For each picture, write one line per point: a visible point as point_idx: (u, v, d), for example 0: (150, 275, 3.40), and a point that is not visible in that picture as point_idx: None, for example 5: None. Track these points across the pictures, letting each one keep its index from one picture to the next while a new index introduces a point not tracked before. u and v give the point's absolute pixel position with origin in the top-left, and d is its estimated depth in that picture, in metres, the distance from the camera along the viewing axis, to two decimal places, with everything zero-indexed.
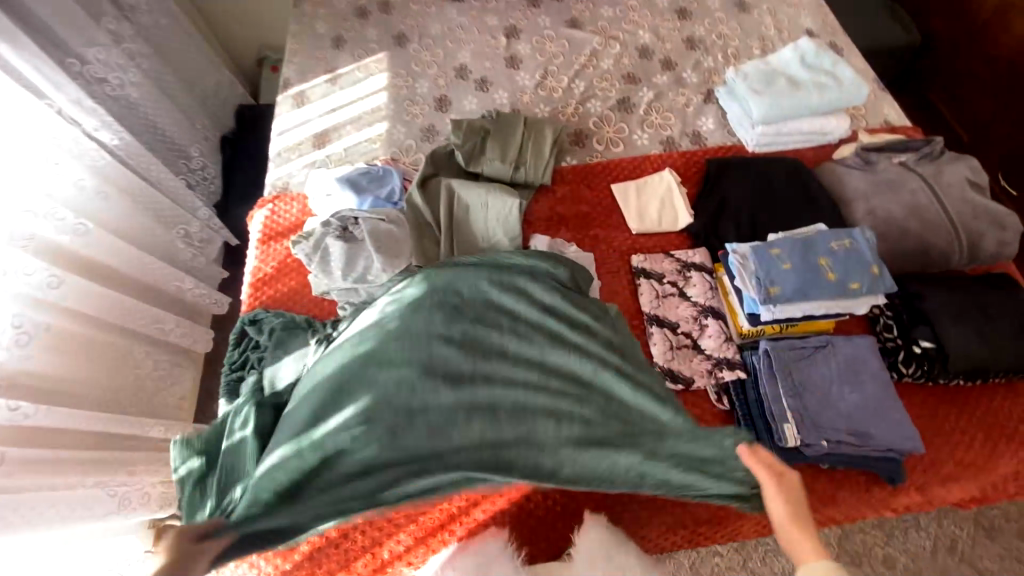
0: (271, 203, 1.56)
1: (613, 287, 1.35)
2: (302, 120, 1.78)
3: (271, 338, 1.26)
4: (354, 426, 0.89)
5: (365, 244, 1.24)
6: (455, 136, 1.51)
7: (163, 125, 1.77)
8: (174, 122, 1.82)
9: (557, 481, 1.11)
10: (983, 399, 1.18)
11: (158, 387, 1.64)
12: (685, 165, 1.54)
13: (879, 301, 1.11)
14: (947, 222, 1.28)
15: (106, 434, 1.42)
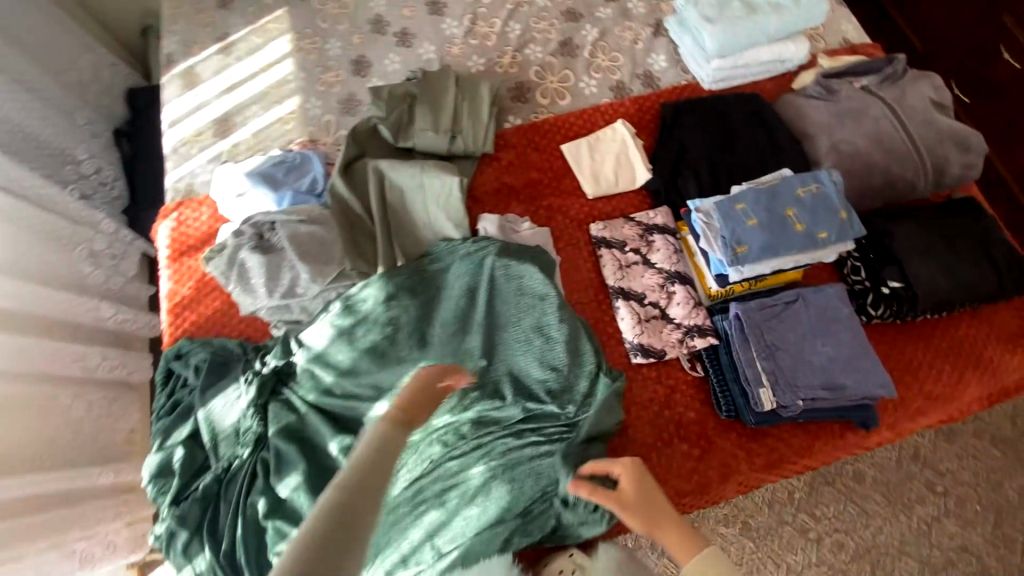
0: (175, 212, 1.34)
1: (573, 262, 1.25)
2: (196, 104, 1.51)
3: (198, 377, 1.12)
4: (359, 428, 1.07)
5: (285, 252, 1.08)
6: (375, 107, 1.29)
7: (33, 128, 1.47)
8: (45, 122, 1.51)
9: (535, 478, 1.07)
10: (949, 329, 1.18)
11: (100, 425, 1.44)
12: (639, 113, 1.39)
13: (849, 248, 1.05)
14: (910, 149, 1.22)
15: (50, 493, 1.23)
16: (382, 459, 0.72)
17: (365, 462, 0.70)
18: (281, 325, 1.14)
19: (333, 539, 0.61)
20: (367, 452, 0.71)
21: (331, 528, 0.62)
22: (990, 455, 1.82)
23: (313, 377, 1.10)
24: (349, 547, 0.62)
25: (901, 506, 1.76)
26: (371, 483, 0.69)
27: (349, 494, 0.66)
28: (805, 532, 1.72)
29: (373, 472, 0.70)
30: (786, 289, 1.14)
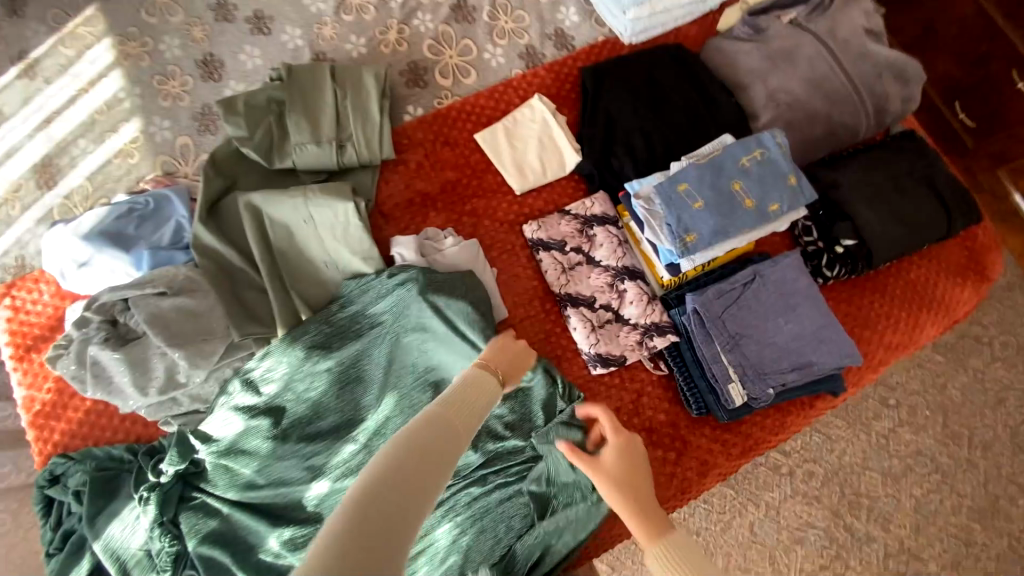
0: (6, 296, 1.06)
1: (509, 273, 1.10)
2: (4, 149, 1.17)
3: (83, 504, 0.91)
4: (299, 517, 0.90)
5: (149, 338, 0.87)
6: (232, 125, 1.02)
7: None
8: None
9: (506, 522, 0.95)
10: (901, 273, 1.15)
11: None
12: (556, 83, 1.20)
13: (800, 215, 0.96)
14: (849, 89, 1.12)
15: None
16: (470, 398, 0.73)
17: (457, 394, 0.72)
18: (172, 422, 0.94)
19: (425, 449, 0.62)
20: (461, 392, 0.73)
21: (423, 444, 0.62)
22: (935, 361, 1.77)
23: (228, 472, 0.90)
24: (435, 460, 0.62)
25: (859, 424, 1.71)
26: (460, 416, 0.69)
27: (437, 422, 0.66)
28: (777, 469, 1.67)
29: (463, 409, 0.70)
30: (740, 265, 1.05)
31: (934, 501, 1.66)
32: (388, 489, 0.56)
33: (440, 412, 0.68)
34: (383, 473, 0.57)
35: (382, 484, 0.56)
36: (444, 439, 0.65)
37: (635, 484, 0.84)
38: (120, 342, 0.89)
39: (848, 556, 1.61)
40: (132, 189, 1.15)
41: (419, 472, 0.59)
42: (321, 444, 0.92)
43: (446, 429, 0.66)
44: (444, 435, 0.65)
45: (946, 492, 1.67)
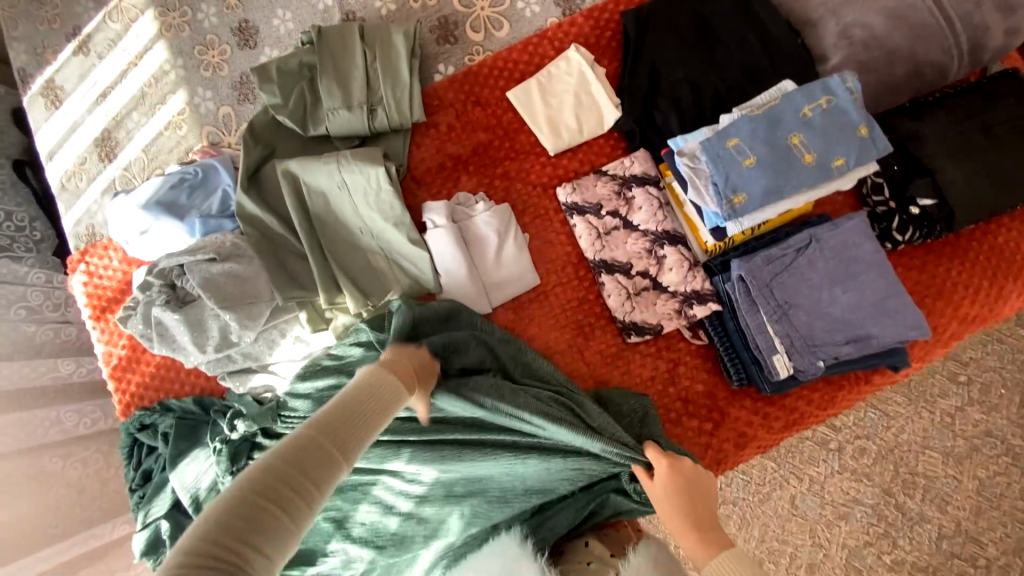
0: (82, 263, 1.16)
1: (543, 238, 1.07)
2: (70, 125, 1.25)
3: (168, 446, 1.01)
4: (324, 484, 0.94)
5: (203, 300, 0.93)
6: (267, 92, 1.03)
7: None
8: None
9: None
10: (987, 237, 1.01)
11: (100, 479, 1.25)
12: (595, 31, 1.11)
13: (870, 171, 0.85)
14: (941, 21, 0.96)
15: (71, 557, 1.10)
16: (372, 404, 0.64)
17: (355, 402, 0.63)
18: (228, 377, 1.00)
19: (313, 462, 0.54)
20: (364, 397, 0.64)
21: (310, 456, 0.54)
22: (1018, 336, 1.59)
23: (285, 415, 0.97)
24: (320, 473, 0.54)
25: (921, 401, 1.58)
26: (357, 423, 0.61)
27: (331, 434, 0.57)
28: (825, 444, 1.60)
29: (363, 416, 0.62)
30: (794, 228, 0.97)
31: (1001, 485, 1.54)
32: (254, 514, 0.48)
33: (333, 421, 0.59)
34: (253, 493, 0.49)
35: (248, 508, 0.48)
36: (327, 447, 0.56)
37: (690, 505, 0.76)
38: (179, 303, 0.95)
39: (897, 535, 1.54)
40: (182, 160, 1.20)
41: (297, 492, 0.52)
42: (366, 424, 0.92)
43: (332, 437, 0.57)
44: (327, 443, 0.56)
45: (1016, 476, 1.54)
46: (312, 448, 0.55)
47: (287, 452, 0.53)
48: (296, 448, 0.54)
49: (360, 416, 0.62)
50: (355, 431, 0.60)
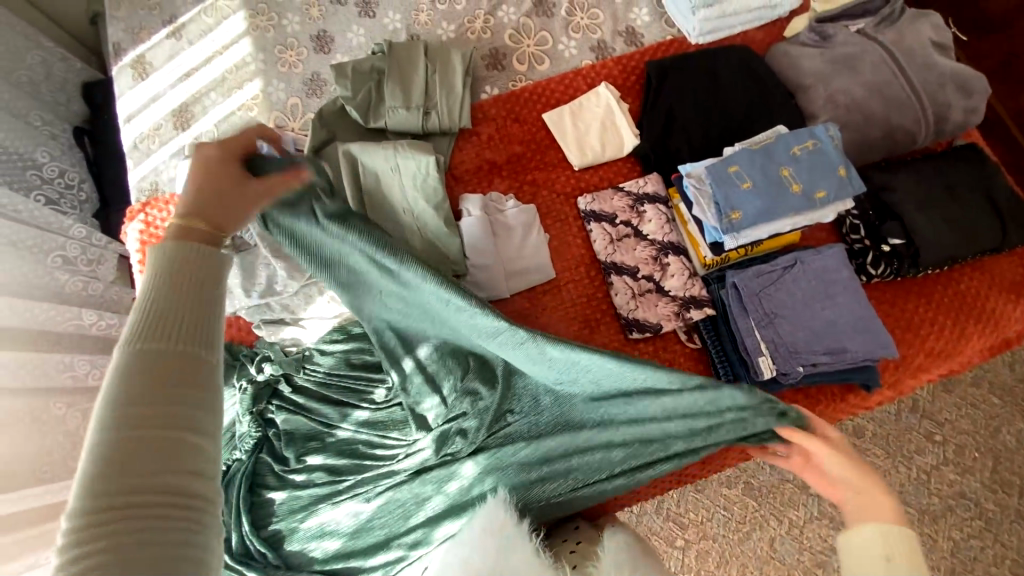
0: (141, 213, 1.27)
1: (562, 239, 1.20)
2: (151, 95, 1.41)
3: None
4: (338, 438, 1.05)
5: (259, 249, 1.06)
6: (341, 86, 1.21)
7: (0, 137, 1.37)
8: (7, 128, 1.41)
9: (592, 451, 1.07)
10: (952, 284, 1.15)
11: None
12: (622, 74, 1.30)
13: (847, 206, 1.01)
14: (911, 96, 1.16)
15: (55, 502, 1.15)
16: (185, 279, 0.54)
17: (159, 295, 0.53)
18: (262, 325, 1.10)
19: (151, 403, 0.49)
20: (171, 301, 0.52)
21: (157, 398, 0.49)
22: (990, 403, 1.63)
23: (308, 368, 1.08)
24: (184, 391, 0.50)
25: (899, 457, 1.59)
26: (178, 324, 0.52)
27: (147, 352, 0.50)
28: (806, 488, 1.58)
29: (177, 305, 0.53)
30: (782, 253, 1.12)
31: (975, 548, 1.53)
32: (126, 474, 0.46)
33: (149, 337, 0.50)
34: (111, 460, 0.46)
35: (113, 475, 0.46)
36: (176, 357, 0.51)
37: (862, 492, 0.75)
38: (234, 250, 1.07)
39: None
40: None
41: (169, 425, 0.49)
42: (384, 383, 1.07)
43: (172, 370, 0.50)
44: (169, 357, 0.51)
45: (990, 541, 1.53)
46: (157, 389, 0.49)
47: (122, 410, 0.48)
48: (132, 397, 0.48)
49: (193, 295, 0.54)
50: (203, 311, 0.54)
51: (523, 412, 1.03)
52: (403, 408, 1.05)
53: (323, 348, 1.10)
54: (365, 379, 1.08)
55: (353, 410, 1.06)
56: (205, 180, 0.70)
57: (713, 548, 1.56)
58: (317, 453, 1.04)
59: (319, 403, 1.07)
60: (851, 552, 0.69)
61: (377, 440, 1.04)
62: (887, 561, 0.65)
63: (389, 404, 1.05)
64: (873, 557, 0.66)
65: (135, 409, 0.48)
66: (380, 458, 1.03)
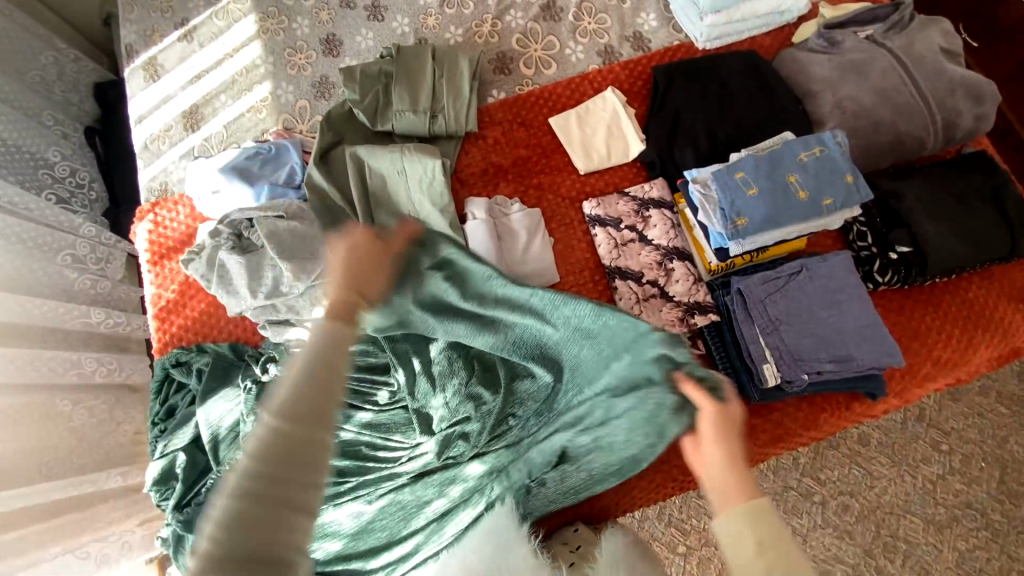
0: (150, 213, 1.29)
1: (566, 243, 1.20)
2: (162, 97, 1.43)
3: (201, 382, 1.09)
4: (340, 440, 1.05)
5: (266, 250, 1.06)
6: (349, 90, 1.22)
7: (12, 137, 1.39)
8: (22, 127, 1.43)
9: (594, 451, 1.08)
10: (959, 291, 1.14)
11: (103, 430, 1.32)
12: (629, 79, 1.31)
13: (854, 213, 1.01)
14: (920, 103, 1.15)
15: (60, 498, 1.16)
16: (330, 356, 0.57)
17: (308, 365, 0.55)
18: (268, 325, 1.10)
19: (277, 477, 0.49)
20: (309, 376, 0.54)
21: (277, 473, 0.49)
22: (998, 413, 1.61)
23: None
24: (311, 460, 0.51)
25: (905, 466, 1.58)
26: (313, 400, 0.54)
27: (288, 417, 0.51)
28: (809, 496, 1.57)
29: (317, 374, 0.55)
30: (788, 260, 1.11)
31: (981, 560, 1.50)
32: (249, 535, 0.46)
33: (291, 402, 0.52)
34: (225, 532, 0.46)
35: (239, 535, 0.46)
36: (304, 434, 0.51)
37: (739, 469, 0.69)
38: (241, 251, 1.07)
39: None
40: (257, 138, 1.37)
41: (295, 490, 0.49)
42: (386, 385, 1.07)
43: (300, 447, 0.51)
44: (301, 432, 0.51)
45: (996, 553, 1.51)
46: (282, 464, 0.49)
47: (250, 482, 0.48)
48: (266, 470, 0.48)
49: (331, 371, 0.57)
50: (335, 393, 0.56)
51: (524, 417, 1.02)
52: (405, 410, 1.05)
53: None
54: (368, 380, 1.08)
55: (355, 411, 1.06)
56: (354, 249, 0.75)
57: (714, 555, 1.55)
58: None
59: None
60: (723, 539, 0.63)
61: (380, 442, 1.04)
62: (757, 546, 0.60)
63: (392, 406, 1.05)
64: (743, 547, 0.61)
65: (261, 484, 0.48)
66: (382, 460, 1.03)
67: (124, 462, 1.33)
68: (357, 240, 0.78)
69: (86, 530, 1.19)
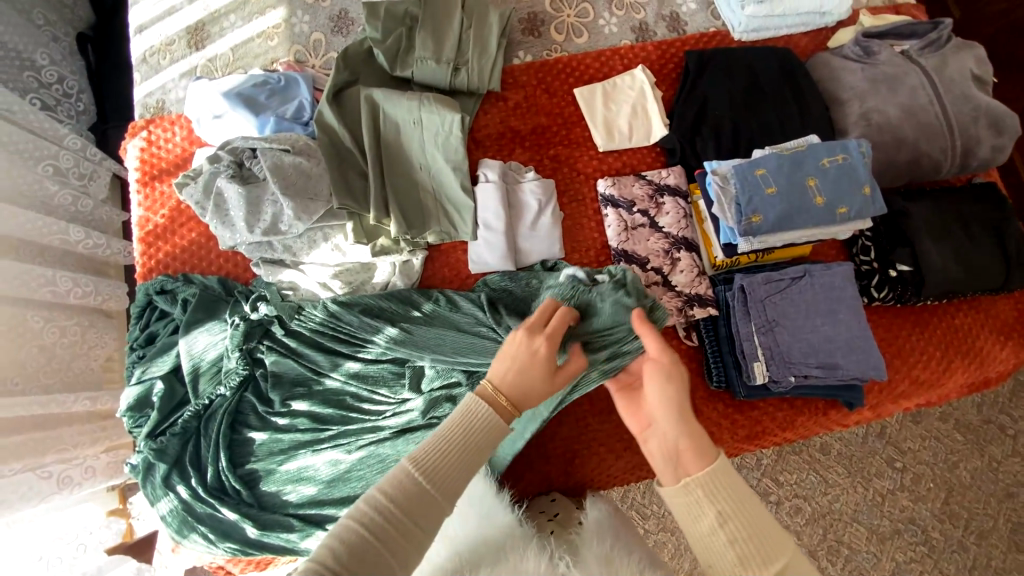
0: (144, 130, 1.22)
1: (576, 220, 1.18)
2: (166, 8, 1.32)
3: (186, 311, 1.05)
4: (322, 392, 1.04)
5: (268, 184, 1.01)
6: (371, 27, 1.15)
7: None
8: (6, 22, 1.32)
9: (574, 425, 1.10)
10: (946, 316, 1.17)
11: (74, 352, 1.28)
12: (660, 60, 1.27)
13: (865, 225, 1.02)
14: (943, 126, 1.15)
15: (25, 416, 1.12)
16: (473, 447, 0.68)
17: (457, 441, 0.67)
18: (261, 264, 1.07)
19: (414, 501, 0.61)
20: (462, 429, 0.68)
21: (413, 503, 0.61)
22: (954, 439, 1.68)
23: (302, 316, 1.05)
24: (427, 521, 0.61)
25: (860, 478, 1.65)
26: (461, 456, 0.67)
27: (425, 472, 0.63)
28: (766, 495, 1.63)
29: (463, 459, 0.67)
30: (791, 264, 1.12)
31: (914, 572, 1.60)
32: (367, 551, 0.56)
33: (431, 461, 0.64)
34: (365, 529, 0.57)
35: (367, 544, 0.56)
36: (445, 476, 0.64)
37: (693, 434, 0.68)
38: (241, 182, 1.03)
39: None
40: (266, 67, 1.29)
41: (409, 534, 0.59)
42: (374, 343, 1.04)
43: (442, 483, 0.64)
44: (445, 475, 0.64)
45: (929, 567, 1.61)
46: (422, 493, 0.62)
47: (393, 497, 0.60)
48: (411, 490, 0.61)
49: (479, 441, 0.69)
50: (474, 455, 0.68)
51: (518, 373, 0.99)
52: (393, 367, 1.04)
53: (321, 290, 1.09)
54: (355, 335, 1.04)
55: (342, 364, 1.04)
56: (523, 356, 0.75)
57: None
58: (304, 401, 1.03)
59: (307, 353, 1.04)
60: (680, 509, 0.65)
61: (365, 394, 1.03)
62: (719, 517, 0.61)
63: (380, 361, 1.04)
64: (704, 515, 0.62)
65: (402, 502, 0.60)
66: (365, 414, 1.02)
67: (91, 388, 1.30)
68: (521, 340, 0.77)
69: (50, 451, 1.15)
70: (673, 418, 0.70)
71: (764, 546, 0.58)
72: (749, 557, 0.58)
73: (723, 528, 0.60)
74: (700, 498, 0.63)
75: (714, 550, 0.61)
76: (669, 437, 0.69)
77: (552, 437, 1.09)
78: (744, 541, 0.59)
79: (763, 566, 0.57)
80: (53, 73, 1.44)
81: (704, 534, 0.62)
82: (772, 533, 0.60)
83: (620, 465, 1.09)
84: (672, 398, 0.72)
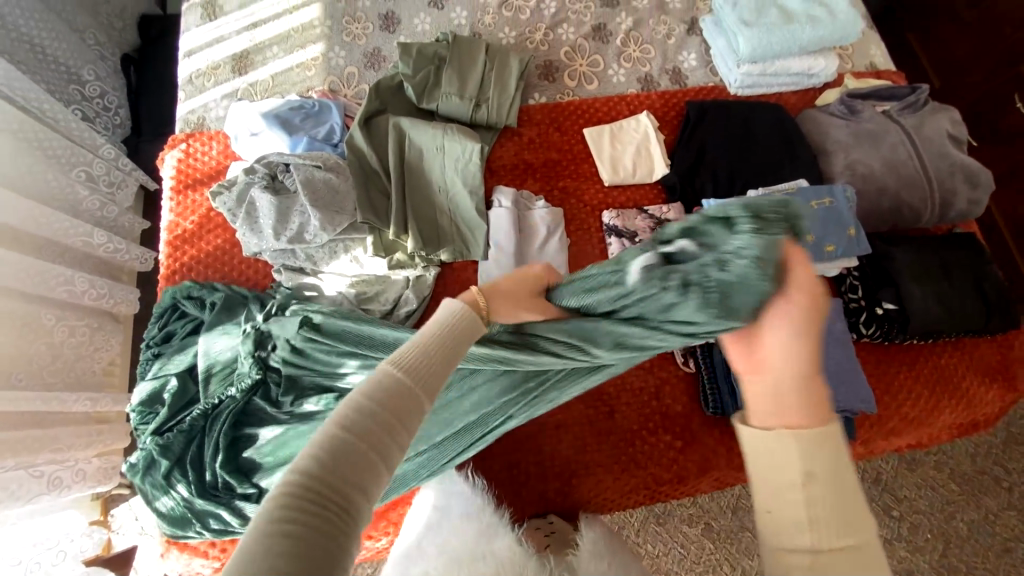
0: (183, 143, 1.31)
1: (581, 247, 1.26)
2: (215, 37, 1.45)
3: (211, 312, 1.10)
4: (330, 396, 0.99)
5: (298, 196, 1.09)
6: (403, 64, 1.27)
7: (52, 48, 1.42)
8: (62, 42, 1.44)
9: (573, 443, 1.12)
10: (933, 357, 1.22)
11: (79, 353, 1.31)
12: (664, 108, 1.39)
13: (851, 263, 1.10)
14: (922, 178, 1.26)
15: (26, 413, 1.13)
16: (457, 346, 0.53)
17: (441, 344, 0.51)
18: (282, 271, 1.13)
19: (396, 402, 0.44)
20: (440, 333, 0.53)
21: (397, 406, 0.44)
22: (949, 488, 1.68)
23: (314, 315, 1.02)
24: (413, 422, 0.45)
25: None
26: (441, 356, 0.51)
27: (408, 372, 0.47)
28: None
29: (448, 360, 0.51)
30: None
31: None
32: (352, 466, 0.39)
33: (416, 360, 0.48)
34: (335, 448, 0.39)
35: (342, 468, 0.39)
36: (429, 374, 0.48)
37: (807, 392, 0.56)
38: (274, 193, 1.10)
39: None
40: (302, 94, 1.40)
41: (398, 445, 0.43)
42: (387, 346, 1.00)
43: (426, 382, 0.47)
44: (427, 372, 0.48)
45: None
46: (403, 399, 0.45)
47: (366, 409, 0.42)
48: (385, 398, 0.44)
49: (457, 343, 0.54)
50: (455, 351, 0.53)
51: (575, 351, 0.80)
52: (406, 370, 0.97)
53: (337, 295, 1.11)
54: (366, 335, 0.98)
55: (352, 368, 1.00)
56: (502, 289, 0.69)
57: None
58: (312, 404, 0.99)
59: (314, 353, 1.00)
60: (760, 454, 0.55)
61: None
62: (804, 476, 0.52)
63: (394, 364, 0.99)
64: (789, 469, 0.53)
65: (377, 411, 0.43)
66: None
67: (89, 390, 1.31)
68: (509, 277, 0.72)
69: (43, 450, 1.14)
70: (787, 366, 0.57)
71: (849, 527, 0.50)
72: (827, 532, 0.50)
73: (806, 490, 0.51)
74: (797, 448, 0.53)
75: (785, 511, 0.52)
76: (773, 379, 0.58)
77: (550, 456, 1.11)
78: (825, 509, 0.50)
79: (838, 539, 0.50)
80: (96, 88, 1.55)
81: (780, 487, 0.53)
82: (862, 512, 0.51)
83: (617, 487, 1.10)
84: (804, 351, 0.57)
